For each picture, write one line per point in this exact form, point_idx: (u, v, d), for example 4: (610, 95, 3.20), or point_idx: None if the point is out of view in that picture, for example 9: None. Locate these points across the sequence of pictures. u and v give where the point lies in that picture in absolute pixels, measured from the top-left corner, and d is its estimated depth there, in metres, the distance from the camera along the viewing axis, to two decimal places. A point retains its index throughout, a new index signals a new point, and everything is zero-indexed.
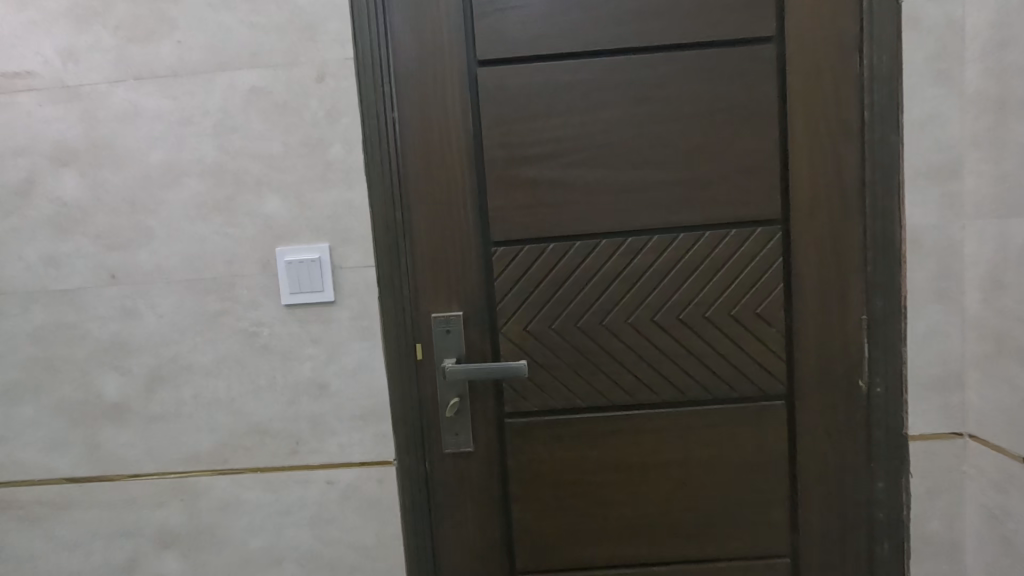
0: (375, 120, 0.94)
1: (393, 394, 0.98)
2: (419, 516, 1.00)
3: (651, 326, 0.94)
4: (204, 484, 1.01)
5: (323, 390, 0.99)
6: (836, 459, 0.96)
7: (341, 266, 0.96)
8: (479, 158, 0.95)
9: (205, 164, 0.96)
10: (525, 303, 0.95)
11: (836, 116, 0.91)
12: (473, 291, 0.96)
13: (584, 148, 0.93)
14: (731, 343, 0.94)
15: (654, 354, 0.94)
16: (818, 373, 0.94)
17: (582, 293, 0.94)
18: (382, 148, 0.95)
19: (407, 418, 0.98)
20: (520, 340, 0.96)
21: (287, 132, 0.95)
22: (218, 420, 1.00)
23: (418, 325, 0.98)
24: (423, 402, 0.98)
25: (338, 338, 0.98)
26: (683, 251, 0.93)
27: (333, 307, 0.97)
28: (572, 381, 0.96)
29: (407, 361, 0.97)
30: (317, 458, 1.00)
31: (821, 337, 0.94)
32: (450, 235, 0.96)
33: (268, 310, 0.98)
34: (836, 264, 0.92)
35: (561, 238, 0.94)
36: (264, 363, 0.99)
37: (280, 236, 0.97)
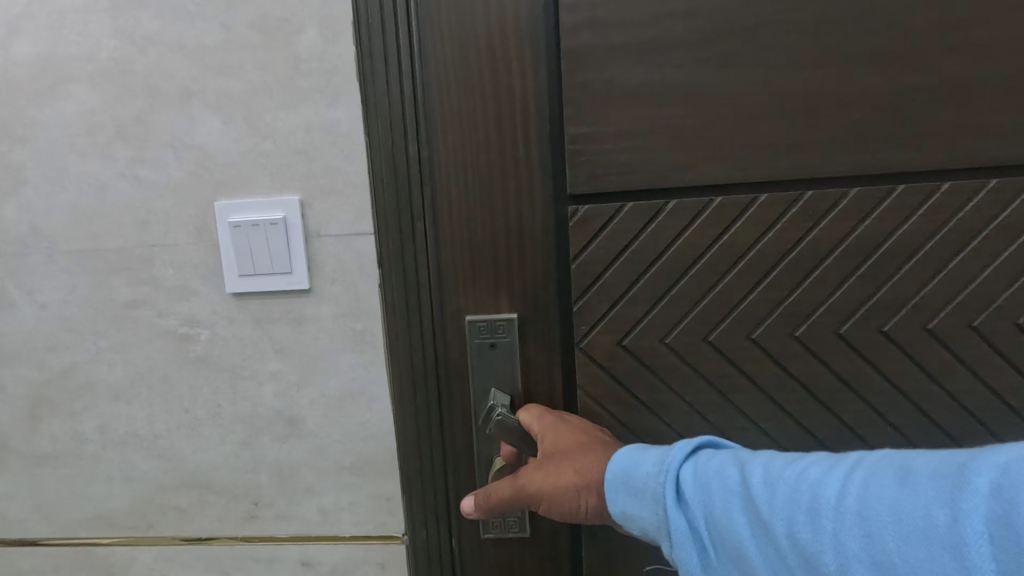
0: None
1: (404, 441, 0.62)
2: None
3: (830, 343, 0.59)
4: (122, 558, 0.68)
5: (295, 427, 0.64)
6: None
7: (320, 235, 0.60)
8: (550, 56, 0.56)
9: (97, 61, 0.59)
10: (623, 303, 0.59)
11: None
12: (534, 284, 0.60)
13: (730, 40, 0.55)
14: (957, 372, 0.59)
15: (830, 386, 0.60)
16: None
17: (717, 288, 0.59)
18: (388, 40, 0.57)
19: (426, 476, 0.63)
20: (612, 363, 0.60)
21: (229, 6, 0.57)
22: (137, 467, 0.66)
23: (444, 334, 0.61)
24: (450, 456, 0.62)
25: (316, 349, 0.62)
26: (891, 217, 0.57)
27: (308, 299, 0.61)
28: (694, 425, 0.61)
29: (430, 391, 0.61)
30: (287, 527, 0.66)
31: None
32: (500, 192, 0.58)
33: (207, 302, 0.62)
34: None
35: (683, 195, 0.58)
36: (201, 384, 0.64)
37: (221, 183, 0.60)
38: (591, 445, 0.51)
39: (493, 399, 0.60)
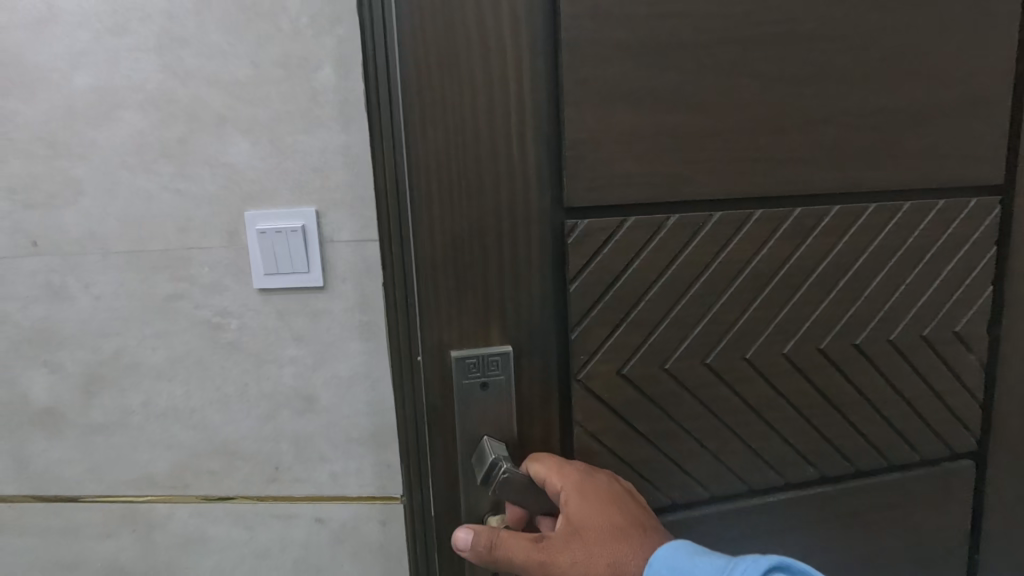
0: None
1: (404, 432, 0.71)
2: None
3: (811, 356, 0.67)
4: (162, 514, 0.79)
5: (311, 404, 0.75)
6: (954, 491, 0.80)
7: (333, 240, 0.70)
8: (547, 101, 0.57)
9: (146, 91, 0.69)
10: (625, 331, 0.62)
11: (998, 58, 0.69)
12: (529, 313, 0.61)
13: (701, 64, 0.58)
14: (902, 374, 0.71)
15: (808, 393, 0.68)
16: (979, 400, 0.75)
17: (717, 311, 0.64)
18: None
19: (415, 488, 0.65)
20: (611, 388, 0.63)
21: (258, 46, 0.67)
22: (175, 436, 0.77)
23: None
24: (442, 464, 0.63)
25: (329, 337, 0.73)
26: (868, 233, 0.66)
27: (322, 295, 0.72)
28: (696, 436, 0.66)
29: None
30: (302, 490, 0.77)
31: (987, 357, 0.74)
32: (495, 223, 0.58)
33: (236, 296, 0.73)
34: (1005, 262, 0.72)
35: (686, 218, 0.61)
36: (231, 366, 0.75)
37: (249, 195, 0.71)
38: (623, 537, 0.54)
39: (492, 451, 0.60)
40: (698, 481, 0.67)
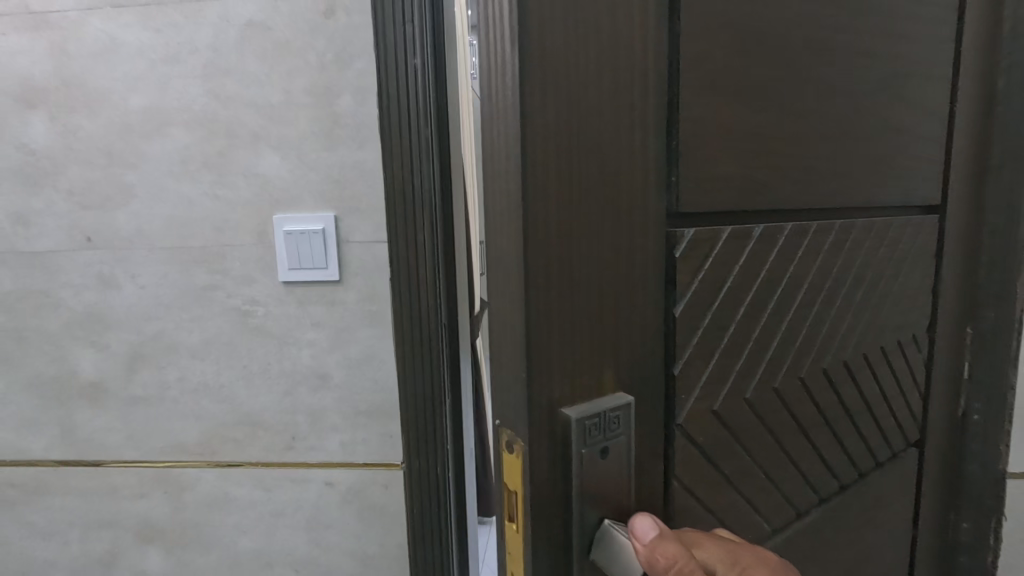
0: (401, 81, 0.79)
1: (405, 404, 0.85)
2: (424, 494, 0.87)
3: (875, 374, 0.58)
4: (191, 477, 0.91)
5: (325, 381, 0.87)
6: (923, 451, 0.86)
7: (348, 241, 0.83)
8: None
9: (193, 111, 0.82)
10: (706, 360, 0.41)
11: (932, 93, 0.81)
12: (644, 348, 0.37)
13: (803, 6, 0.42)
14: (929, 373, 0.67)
15: (875, 406, 0.59)
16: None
17: (809, 332, 0.49)
18: (415, 119, 0.79)
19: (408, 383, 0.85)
20: (719, 443, 0.43)
21: (289, 77, 0.80)
22: (206, 408, 0.89)
23: (438, 336, 0.84)
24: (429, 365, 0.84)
25: (343, 323, 0.85)
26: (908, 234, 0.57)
27: (338, 288, 0.84)
28: (758, 495, 0.48)
29: (428, 372, 0.84)
30: (315, 456, 0.89)
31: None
32: (625, 199, 0.34)
33: (263, 287, 0.85)
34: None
35: (793, 211, 0.45)
36: (257, 348, 0.87)
37: (278, 202, 0.83)
38: None
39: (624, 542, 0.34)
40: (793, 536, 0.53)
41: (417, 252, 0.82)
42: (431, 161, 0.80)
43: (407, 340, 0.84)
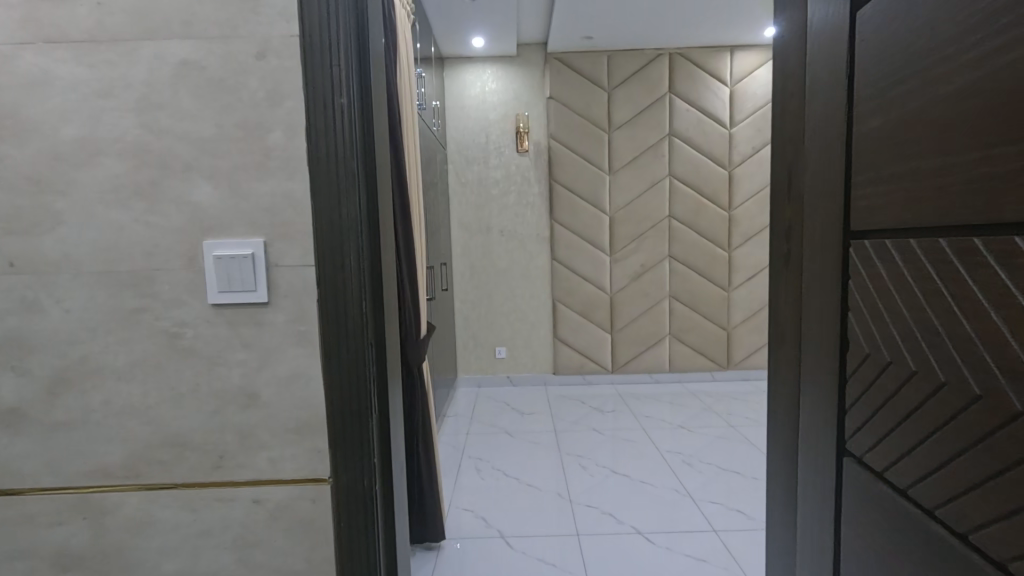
0: (327, 119, 0.86)
1: (335, 420, 0.90)
2: (353, 500, 0.91)
3: (894, 372, 0.67)
4: (113, 501, 0.91)
5: (253, 400, 0.90)
6: (784, 438, 1.01)
7: (276, 265, 0.88)
8: None
9: (126, 143, 0.86)
10: None
11: (789, 140, 0.96)
12: None
13: None
14: (832, 367, 0.81)
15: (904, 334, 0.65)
16: (790, 369, 0.98)
17: None
18: (341, 153, 0.86)
19: (334, 397, 0.90)
20: None
21: (222, 112, 0.86)
22: (130, 430, 0.90)
23: (366, 353, 0.90)
24: (356, 382, 0.90)
25: (272, 343, 0.89)
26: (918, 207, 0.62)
27: (266, 309, 0.89)
28: None
29: (358, 388, 0.90)
30: (243, 474, 0.91)
31: (792, 337, 0.96)
32: None
33: (191, 309, 0.88)
34: (781, 266, 1.00)
35: None
36: (185, 368, 0.89)
37: (207, 228, 0.87)
38: None
39: None
40: (968, 538, 0.57)
41: (344, 276, 0.88)
42: (357, 190, 0.87)
43: (342, 359, 0.89)
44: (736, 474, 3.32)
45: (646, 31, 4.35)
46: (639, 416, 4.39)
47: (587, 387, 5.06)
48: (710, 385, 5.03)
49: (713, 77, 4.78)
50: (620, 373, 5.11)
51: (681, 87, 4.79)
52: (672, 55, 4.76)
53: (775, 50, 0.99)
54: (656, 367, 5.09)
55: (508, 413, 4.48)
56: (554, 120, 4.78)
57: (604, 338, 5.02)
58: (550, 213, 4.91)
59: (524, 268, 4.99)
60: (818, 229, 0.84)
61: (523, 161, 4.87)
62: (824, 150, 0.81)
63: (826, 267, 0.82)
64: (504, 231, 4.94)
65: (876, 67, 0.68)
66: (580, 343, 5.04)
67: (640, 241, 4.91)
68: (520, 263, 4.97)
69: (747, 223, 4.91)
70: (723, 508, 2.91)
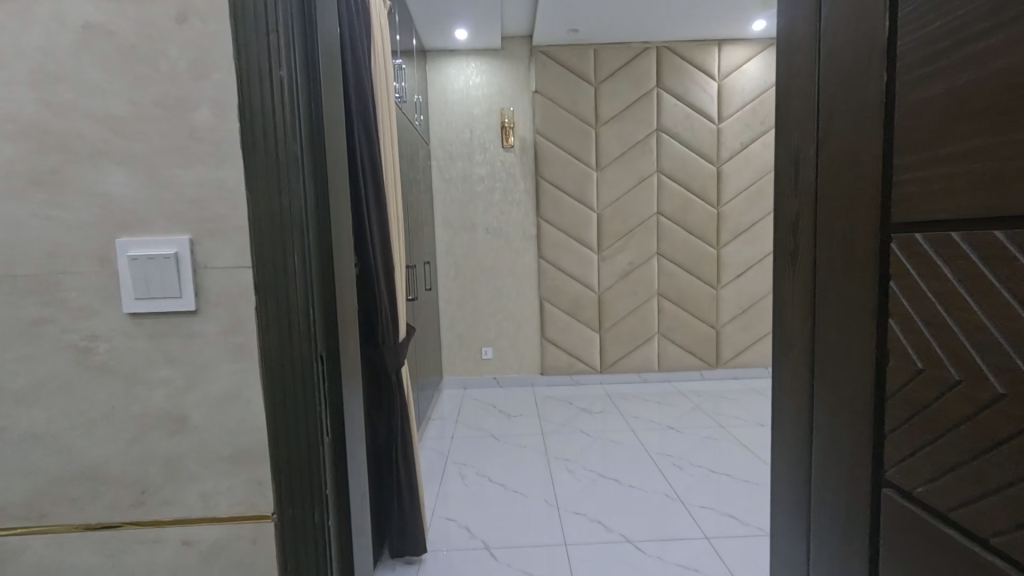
0: (265, 94, 0.73)
1: (278, 446, 0.77)
2: (301, 538, 0.78)
3: (964, 393, 0.55)
4: (15, 546, 0.77)
5: (180, 425, 0.77)
6: (790, 456, 0.91)
7: (205, 267, 0.75)
8: None
9: (20, 122, 0.72)
10: None
11: (795, 122, 0.85)
12: None
13: None
14: (864, 382, 0.69)
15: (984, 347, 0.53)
16: (797, 379, 0.87)
17: None
18: (280, 135, 0.73)
19: (279, 418, 0.77)
20: None
21: (137, 86, 0.72)
22: (34, 463, 0.76)
23: (315, 368, 0.77)
24: (304, 402, 0.77)
25: (202, 358, 0.76)
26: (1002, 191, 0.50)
27: (193, 318, 0.76)
28: None
29: (306, 409, 0.77)
30: (170, 511, 0.78)
31: (801, 343, 0.85)
32: None
33: (104, 320, 0.75)
34: (789, 265, 0.89)
35: None
36: (98, 389, 0.76)
37: (122, 223, 0.74)
38: None
39: None
40: None
41: (286, 278, 0.75)
42: (300, 178, 0.74)
43: (286, 374, 0.76)
44: (728, 477, 3.24)
45: (633, 24, 4.26)
46: (628, 416, 4.30)
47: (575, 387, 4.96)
48: (699, 383, 4.97)
49: (701, 72, 4.70)
50: (609, 372, 5.02)
51: (669, 81, 4.70)
52: (660, 49, 4.67)
53: (781, 22, 0.88)
54: (645, 367, 5.00)
55: (494, 416, 4.36)
56: (540, 115, 4.66)
57: (592, 338, 4.93)
58: (536, 211, 4.79)
59: (510, 266, 4.87)
60: (842, 222, 0.73)
61: (509, 157, 4.75)
62: (852, 129, 0.70)
63: (857, 266, 0.70)
64: (489, 228, 4.82)
65: (935, 24, 0.57)
66: (568, 343, 4.94)
67: (628, 238, 4.82)
68: (506, 261, 4.85)
69: (735, 220, 4.84)
70: (715, 513, 2.82)
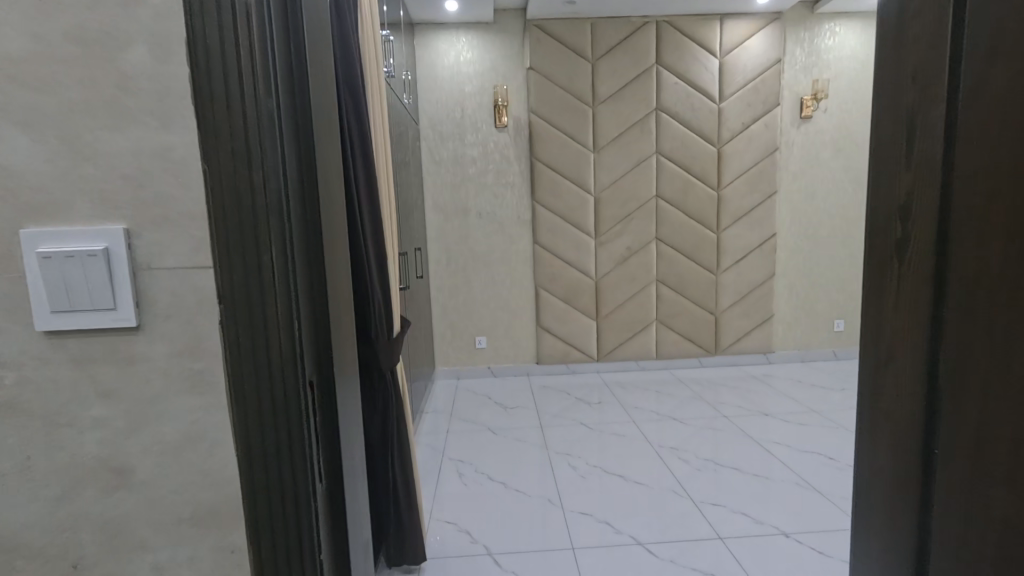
0: (221, 29, 0.52)
1: (257, 503, 0.59)
2: None
3: None
4: None
5: (124, 478, 0.58)
6: (887, 493, 0.75)
7: (148, 268, 0.55)
8: None
9: None
10: None
11: (915, 80, 0.67)
12: None
13: None
14: None
15: None
16: (905, 402, 0.71)
17: None
18: (246, 87, 0.53)
19: (255, 466, 0.59)
20: None
21: (42, 14, 0.52)
22: None
23: (302, 400, 0.58)
24: (288, 444, 0.58)
25: (149, 391, 0.57)
26: None
27: (134, 337, 0.56)
28: None
29: (291, 453, 0.59)
30: None
31: (912, 356, 0.69)
32: None
33: (10, 341, 0.55)
34: (894, 262, 0.72)
35: None
36: (5, 434, 0.56)
37: (28, 209, 0.53)
38: None
39: None
40: None
41: (261, 283, 0.56)
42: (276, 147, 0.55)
43: (265, 410, 0.58)
44: (737, 471, 3.14)
45: None
46: (628, 406, 4.17)
47: (573, 376, 4.82)
48: (699, 371, 4.86)
49: (703, 48, 4.48)
50: (607, 361, 4.88)
51: (670, 58, 4.48)
52: (660, 23, 4.44)
53: None
54: (643, 355, 4.87)
55: (490, 407, 4.21)
56: (535, 93, 4.43)
57: (590, 325, 4.77)
58: (532, 194, 4.59)
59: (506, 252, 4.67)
60: (1006, 205, 0.55)
61: (503, 137, 4.52)
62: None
63: None
64: (483, 213, 4.61)
65: None
66: (565, 332, 4.78)
67: (627, 222, 4.64)
68: (501, 247, 4.66)
69: (737, 203, 4.69)
70: (727, 511, 2.71)
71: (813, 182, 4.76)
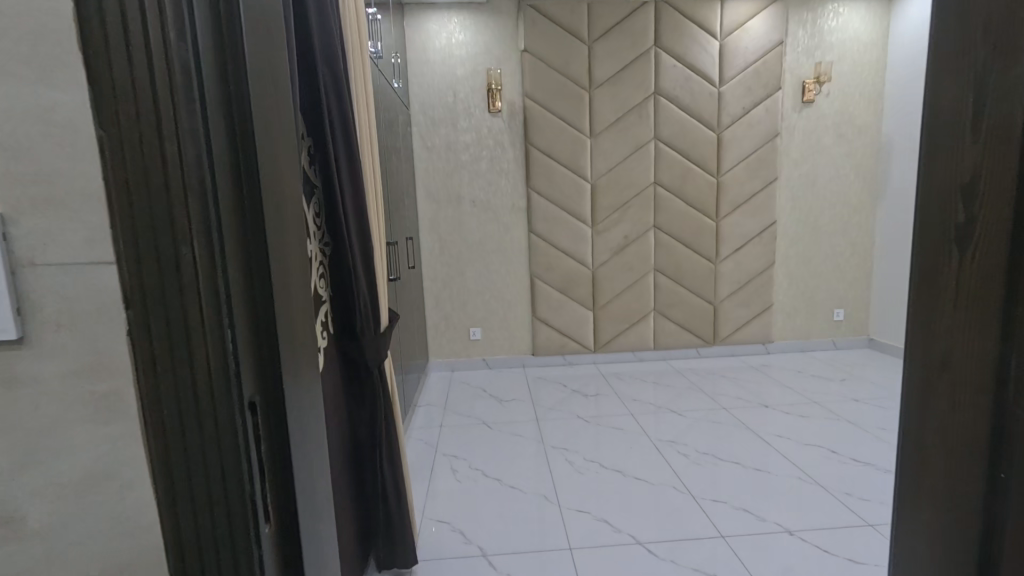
0: None
1: (184, 554, 0.48)
2: None
3: None
4: None
5: (17, 524, 0.47)
6: (926, 536, 0.63)
7: (32, 264, 0.44)
8: None
9: None
10: None
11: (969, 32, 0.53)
12: None
13: None
14: None
15: None
16: (951, 430, 0.58)
17: None
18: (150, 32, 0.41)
19: (183, 509, 0.48)
20: None
21: None
22: None
23: (236, 428, 0.47)
24: (223, 480, 0.47)
25: (43, 417, 0.46)
26: None
27: (20, 351, 0.45)
28: None
29: (227, 493, 0.48)
30: None
31: (968, 376, 0.56)
32: None
33: None
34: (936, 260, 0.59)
35: None
36: None
37: None
38: None
39: None
40: None
41: (180, 285, 0.44)
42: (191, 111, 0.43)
43: (191, 443, 0.46)
44: (737, 465, 3.06)
45: None
46: (625, 399, 4.08)
47: (570, 367, 4.74)
48: (697, 361, 4.79)
49: (703, 30, 4.32)
50: (604, 352, 4.79)
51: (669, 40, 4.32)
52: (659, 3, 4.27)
53: None
54: (640, 346, 4.78)
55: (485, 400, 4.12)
56: (530, 76, 4.27)
57: (587, 316, 4.68)
58: (526, 181, 4.45)
59: (500, 241, 4.55)
60: None
61: (496, 123, 4.38)
62: None
63: None
64: (476, 201, 4.48)
65: None
66: (561, 323, 4.67)
67: (625, 210, 4.52)
68: (495, 236, 4.54)
69: (737, 190, 4.58)
70: (727, 508, 2.63)
71: (814, 168, 4.64)
